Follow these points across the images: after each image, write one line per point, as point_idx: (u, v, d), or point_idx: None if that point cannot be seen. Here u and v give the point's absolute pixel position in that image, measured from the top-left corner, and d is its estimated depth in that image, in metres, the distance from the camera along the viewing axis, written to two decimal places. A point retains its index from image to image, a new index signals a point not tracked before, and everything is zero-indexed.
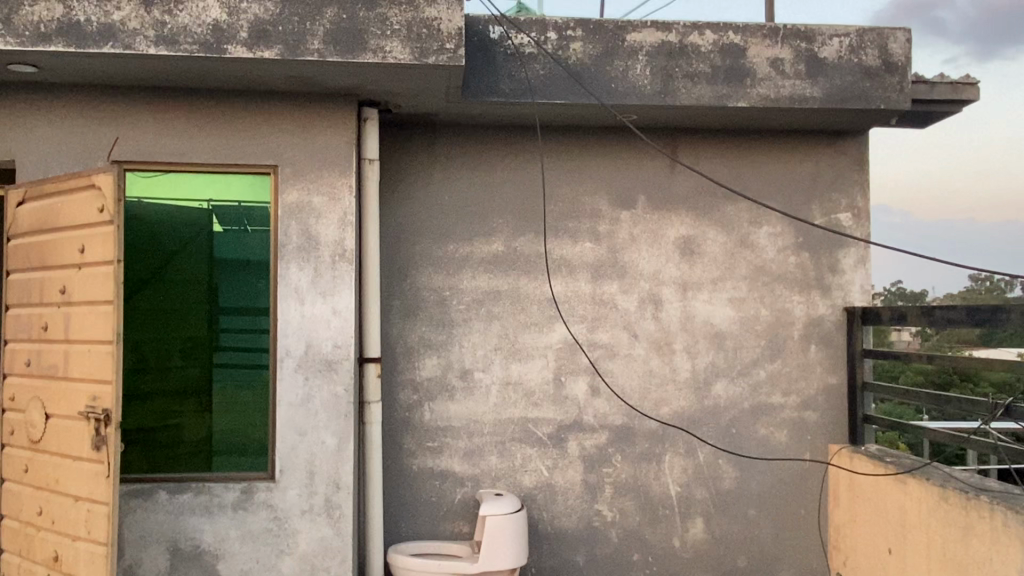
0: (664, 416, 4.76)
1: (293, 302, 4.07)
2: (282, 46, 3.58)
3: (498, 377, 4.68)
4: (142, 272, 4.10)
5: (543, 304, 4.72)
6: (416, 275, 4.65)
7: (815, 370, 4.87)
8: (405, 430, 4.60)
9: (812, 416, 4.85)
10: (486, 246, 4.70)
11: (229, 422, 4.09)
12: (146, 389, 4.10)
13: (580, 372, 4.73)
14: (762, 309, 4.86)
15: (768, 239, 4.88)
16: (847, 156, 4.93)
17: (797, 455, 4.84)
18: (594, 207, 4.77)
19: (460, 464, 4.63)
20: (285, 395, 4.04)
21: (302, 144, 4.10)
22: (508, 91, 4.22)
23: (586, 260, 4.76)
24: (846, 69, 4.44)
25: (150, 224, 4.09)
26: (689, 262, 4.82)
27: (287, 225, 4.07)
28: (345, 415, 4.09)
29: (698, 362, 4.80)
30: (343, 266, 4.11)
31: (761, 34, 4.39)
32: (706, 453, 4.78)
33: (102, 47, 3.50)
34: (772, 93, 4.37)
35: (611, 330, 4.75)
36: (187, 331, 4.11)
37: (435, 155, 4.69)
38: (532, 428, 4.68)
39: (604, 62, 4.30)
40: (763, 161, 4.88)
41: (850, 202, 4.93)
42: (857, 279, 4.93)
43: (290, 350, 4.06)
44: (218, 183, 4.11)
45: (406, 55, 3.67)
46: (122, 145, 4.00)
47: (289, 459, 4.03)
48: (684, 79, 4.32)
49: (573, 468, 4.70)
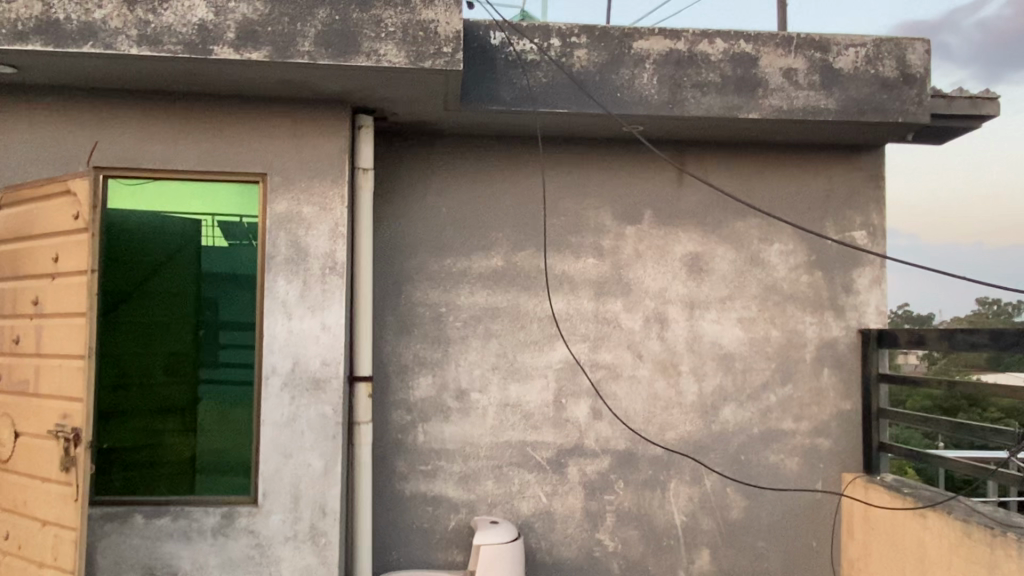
0: (669, 441, 4.54)
1: (281, 317, 3.87)
2: (271, 48, 3.42)
3: (496, 398, 4.46)
4: (126, 284, 3.91)
5: (544, 322, 4.52)
6: (411, 290, 4.46)
7: (828, 395, 4.65)
8: (397, 453, 4.39)
9: (825, 443, 4.63)
10: (485, 261, 4.51)
11: (213, 441, 3.89)
12: (126, 406, 3.89)
13: (582, 395, 4.52)
14: (773, 330, 4.64)
15: (779, 257, 4.68)
16: (862, 172, 4.74)
17: (809, 484, 4.60)
18: (597, 222, 4.58)
19: (455, 489, 4.41)
20: (270, 415, 3.84)
21: (292, 152, 3.93)
22: (509, 99, 4.04)
23: (589, 277, 4.56)
24: (862, 80, 4.26)
25: (135, 233, 3.91)
26: (697, 280, 4.62)
27: (275, 235, 3.89)
28: (333, 436, 3.88)
29: (706, 385, 4.58)
30: (333, 280, 3.92)
31: (774, 43, 4.22)
32: (714, 480, 4.55)
33: (82, 46, 3.34)
34: (785, 104, 4.18)
35: (615, 349, 4.54)
36: (170, 346, 3.91)
37: (432, 165, 4.51)
38: (530, 452, 4.46)
39: (609, 70, 4.12)
40: (776, 176, 4.68)
41: (865, 219, 4.73)
42: (873, 299, 4.72)
43: (276, 368, 3.86)
44: (205, 192, 3.94)
45: (402, 58, 3.50)
46: (105, 148, 3.83)
47: (273, 482, 3.82)
48: (693, 89, 4.14)
49: (573, 495, 4.47)
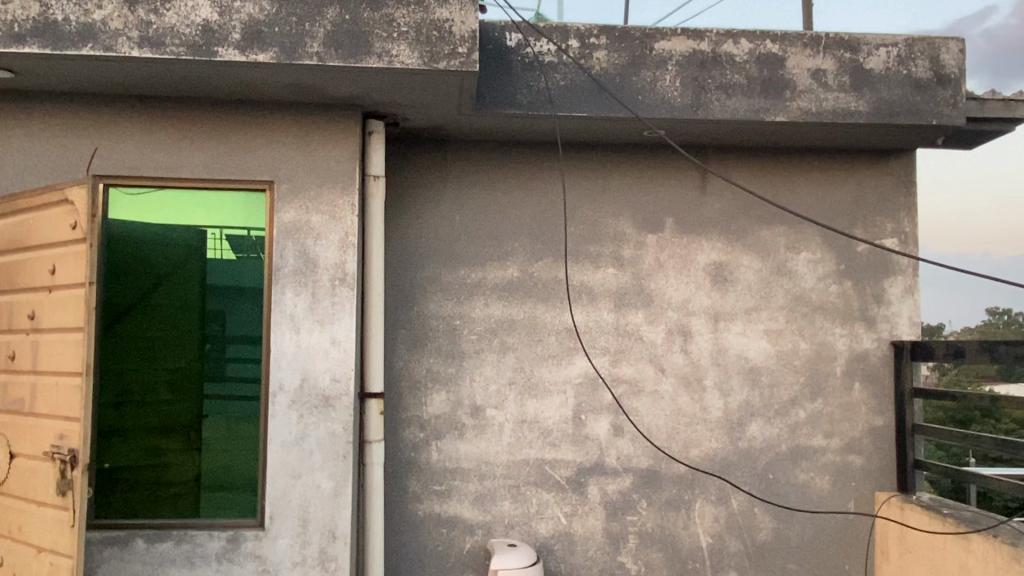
0: (694, 459, 4.34)
1: (289, 331, 3.70)
2: (278, 49, 3.26)
3: (513, 415, 4.28)
4: (128, 297, 3.74)
5: (562, 335, 4.33)
6: (424, 302, 4.28)
7: (859, 410, 4.44)
8: (410, 472, 4.21)
9: (856, 461, 4.42)
10: (501, 272, 4.33)
11: (219, 460, 3.72)
12: (127, 424, 3.72)
13: (603, 410, 4.32)
14: (801, 342, 4.45)
15: (807, 266, 4.49)
16: (892, 177, 4.55)
17: (841, 504, 4.40)
18: (617, 230, 4.40)
19: (470, 510, 4.22)
20: (277, 434, 3.66)
21: (300, 159, 3.77)
22: (525, 103, 3.88)
23: (609, 287, 4.37)
24: (894, 81, 4.08)
25: (138, 244, 3.75)
26: (721, 290, 4.43)
27: (283, 246, 3.72)
28: (344, 456, 3.70)
29: (731, 401, 4.38)
30: (343, 291, 3.75)
31: (802, 43, 4.04)
32: (740, 500, 4.35)
33: (81, 48, 3.19)
34: (814, 107, 4.01)
35: (636, 363, 4.35)
36: (174, 361, 3.74)
37: (446, 173, 4.34)
38: (549, 471, 4.27)
39: (630, 72, 3.95)
40: (803, 182, 4.50)
41: (897, 226, 4.53)
42: (905, 310, 4.52)
43: (283, 384, 3.68)
44: (210, 202, 3.79)
45: (415, 59, 3.34)
46: (105, 156, 3.68)
47: (280, 505, 3.64)
48: (717, 91, 3.97)
49: (594, 516, 4.28)
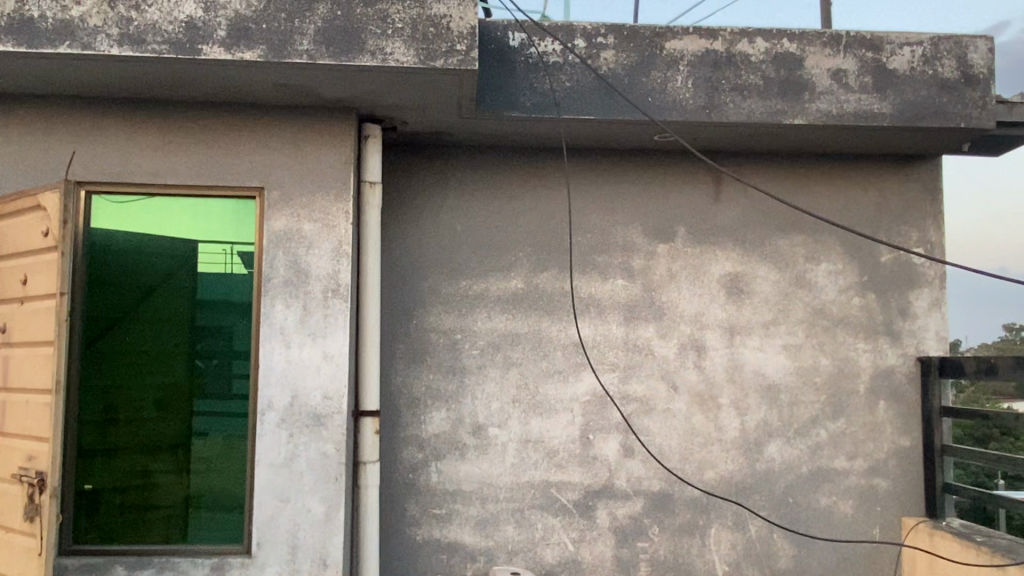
0: (709, 482, 4.10)
1: (278, 345, 3.50)
2: (265, 47, 3.09)
3: (517, 435, 4.05)
4: (113, 310, 3.56)
5: (569, 350, 4.11)
6: (424, 315, 4.07)
7: (884, 430, 4.19)
8: (408, 494, 3.99)
9: (882, 484, 4.17)
10: (504, 283, 4.12)
11: (208, 481, 3.52)
12: (110, 443, 3.53)
13: (612, 430, 4.09)
14: (822, 358, 4.21)
15: (827, 277, 4.25)
16: (917, 184, 4.32)
17: (866, 530, 4.14)
18: (626, 240, 4.19)
19: (472, 535, 3.99)
20: (265, 455, 3.45)
21: (292, 163, 3.58)
22: (529, 105, 3.68)
23: (618, 300, 4.15)
24: (919, 82, 3.85)
25: (123, 254, 3.58)
26: (737, 303, 4.20)
27: (272, 255, 3.53)
28: (336, 478, 3.48)
29: (748, 420, 4.14)
30: (336, 303, 3.55)
31: (821, 42, 3.83)
32: (758, 525, 4.10)
33: (57, 46, 3.02)
34: (834, 109, 3.79)
35: (647, 380, 4.12)
36: (160, 377, 3.55)
37: (447, 179, 4.15)
38: (554, 494, 4.04)
39: (639, 73, 3.74)
40: (823, 188, 4.28)
41: (922, 236, 4.30)
42: (933, 324, 4.27)
43: (272, 402, 3.48)
44: (198, 209, 3.61)
45: (410, 57, 3.15)
46: (87, 161, 3.50)
47: (268, 530, 3.42)
48: (732, 92, 3.76)
49: (602, 542, 4.04)
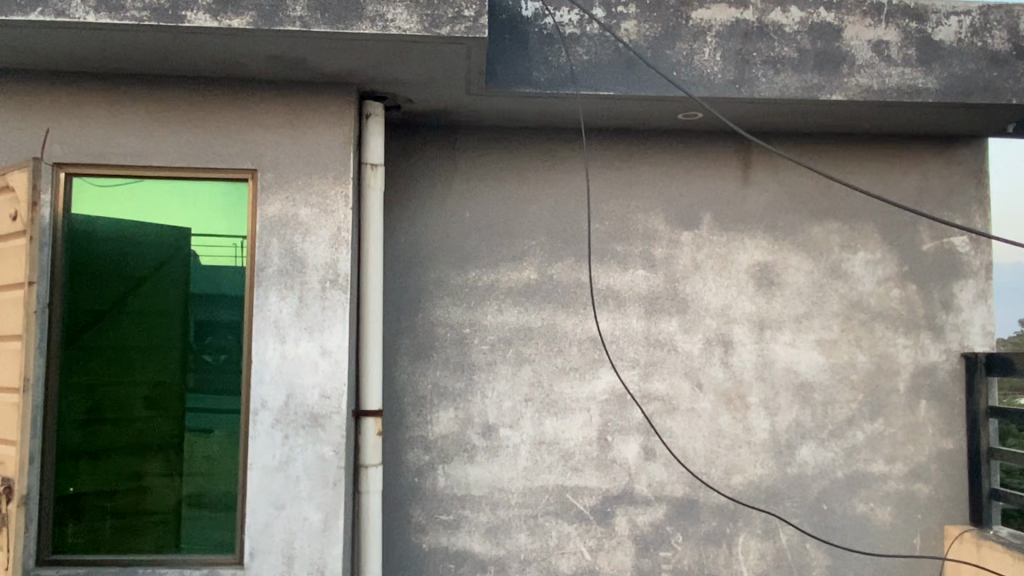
0: (736, 487, 3.82)
1: (272, 340, 3.24)
2: (255, 13, 2.82)
3: (530, 436, 3.78)
4: (97, 302, 3.31)
5: (586, 345, 3.83)
6: (430, 307, 3.80)
7: (926, 432, 3.89)
8: (414, 500, 3.72)
9: (923, 490, 3.87)
10: (517, 274, 3.84)
11: (200, 486, 3.27)
12: (95, 444, 3.28)
13: (632, 431, 3.81)
14: (859, 354, 3.91)
15: (864, 267, 3.95)
16: (961, 167, 4.01)
17: (906, 540, 3.84)
18: (648, 227, 3.90)
19: (481, 543, 3.72)
20: (258, 458, 3.19)
21: (288, 144, 3.31)
22: (543, 80, 3.40)
23: (639, 292, 3.87)
24: (968, 54, 3.53)
25: (107, 242, 3.33)
26: (767, 295, 3.91)
27: (266, 242, 3.27)
28: (334, 483, 3.21)
29: (779, 420, 3.86)
30: (335, 295, 3.28)
31: (861, 11, 3.52)
32: (790, 534, 3.81)
33: (29, 13, 2.77)
34: (875, 83, 3.49)
35: (669, 377, 3.84)
36: (148, 374, 3.30)
37: (455, 162, 3.87)
38: (570, 499, 3.76)
39: (663, 45, 3.44)
40: (860, 171, 3.98)
41: (967, 223, 3.99)
42: (978, 318, 3.97)
43: (266, 401, 3.22)
44: (186, 193, 3.35)
45: (413, 24, 2.87)
46: (68, 141, 3.25)
47: (262, 539, 3.16)
48: (764, 65, 3.47)
49: (622, 551, 3.76)
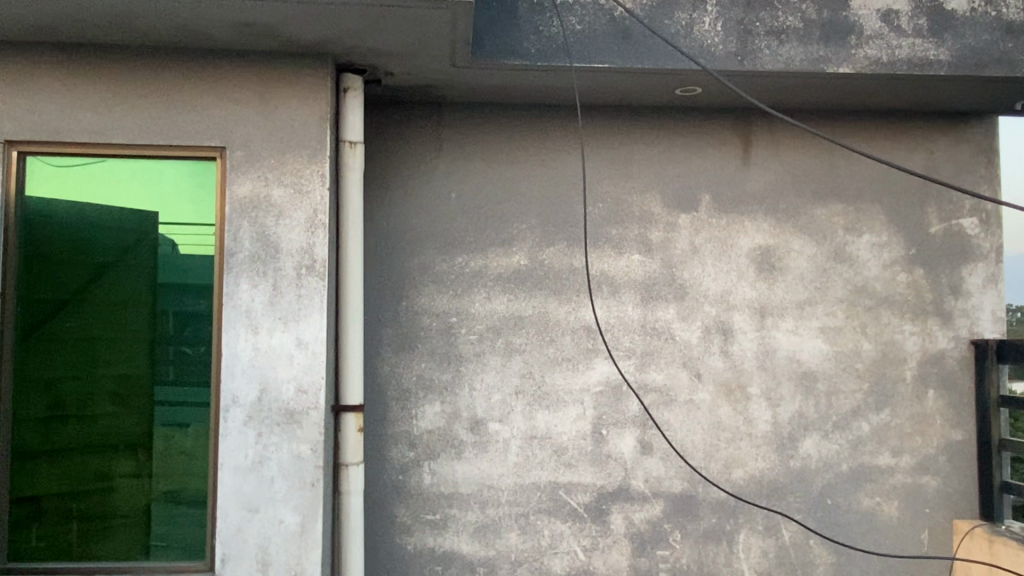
0: (736, 482, 3.63)
1: (244, 331, 3.01)
2: None
3: (521, 431, 3.58)
4: (55, 291, 3.07)
5: (579, 334, 3.63)
6: (414, 296, 3.59)
7: (934, 423, 3.73)
8: (399, 499, 3.52)
9: (931, 483, 3.70)
10: (506, 259, 3.63)
11: (169, 487, 3.05)
12: (54, 443, 3.04)
13: (628, 425, 3.62)
14: (864, 342, 3.73)
15: (870, 250, 3.77)
16: (969, 145, 3.83)
17: (913, 536, 3.68)
18: (644, 209, 3.70)
19: (470, 544, 3.53)
20: (229, 458, 2.97)
21: (260, 120, 3.08)
22: (533, 52, 3.18)
23: (635, 278, 3.67)
24: (981, 24, 3.34)
25: (66, 226, 3.09)
26: (768, 280, 3.72)
27: (236, 226, 3.04)
28: (312, 484, 3.00)
29: (782, 412, 3.67)
30: (311, 283, 3.06)
31: None
32: (793, 531, 3.64)
33: None
34: (885, 56, 3.29)
35: (666, 368, 3.64)
36: (111, 368, 3.07)
37: (440, 141, 3.65)
38: (563, 497, 3.57)
39: (661, 14, 3.23)
40: (865, 150, 3.79)
41: (975, 204, 3.82)
42: (988, 303, 3.79)
43: (237, 397, 2.99)
44: (151, 173, 3.12)
45: None
46: (18, 117, 3.00)
47: (234, 545, 2.95)
48: (767, 36, 3.26)
49: (617, 550, 3.58)
